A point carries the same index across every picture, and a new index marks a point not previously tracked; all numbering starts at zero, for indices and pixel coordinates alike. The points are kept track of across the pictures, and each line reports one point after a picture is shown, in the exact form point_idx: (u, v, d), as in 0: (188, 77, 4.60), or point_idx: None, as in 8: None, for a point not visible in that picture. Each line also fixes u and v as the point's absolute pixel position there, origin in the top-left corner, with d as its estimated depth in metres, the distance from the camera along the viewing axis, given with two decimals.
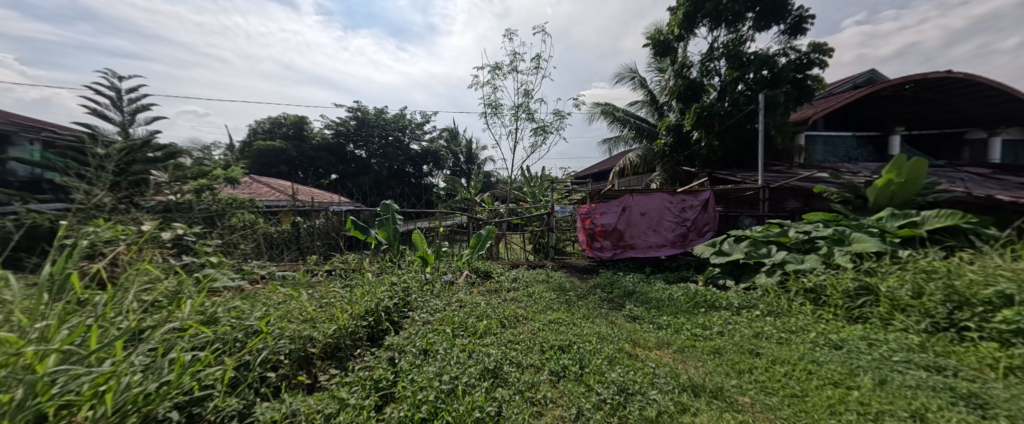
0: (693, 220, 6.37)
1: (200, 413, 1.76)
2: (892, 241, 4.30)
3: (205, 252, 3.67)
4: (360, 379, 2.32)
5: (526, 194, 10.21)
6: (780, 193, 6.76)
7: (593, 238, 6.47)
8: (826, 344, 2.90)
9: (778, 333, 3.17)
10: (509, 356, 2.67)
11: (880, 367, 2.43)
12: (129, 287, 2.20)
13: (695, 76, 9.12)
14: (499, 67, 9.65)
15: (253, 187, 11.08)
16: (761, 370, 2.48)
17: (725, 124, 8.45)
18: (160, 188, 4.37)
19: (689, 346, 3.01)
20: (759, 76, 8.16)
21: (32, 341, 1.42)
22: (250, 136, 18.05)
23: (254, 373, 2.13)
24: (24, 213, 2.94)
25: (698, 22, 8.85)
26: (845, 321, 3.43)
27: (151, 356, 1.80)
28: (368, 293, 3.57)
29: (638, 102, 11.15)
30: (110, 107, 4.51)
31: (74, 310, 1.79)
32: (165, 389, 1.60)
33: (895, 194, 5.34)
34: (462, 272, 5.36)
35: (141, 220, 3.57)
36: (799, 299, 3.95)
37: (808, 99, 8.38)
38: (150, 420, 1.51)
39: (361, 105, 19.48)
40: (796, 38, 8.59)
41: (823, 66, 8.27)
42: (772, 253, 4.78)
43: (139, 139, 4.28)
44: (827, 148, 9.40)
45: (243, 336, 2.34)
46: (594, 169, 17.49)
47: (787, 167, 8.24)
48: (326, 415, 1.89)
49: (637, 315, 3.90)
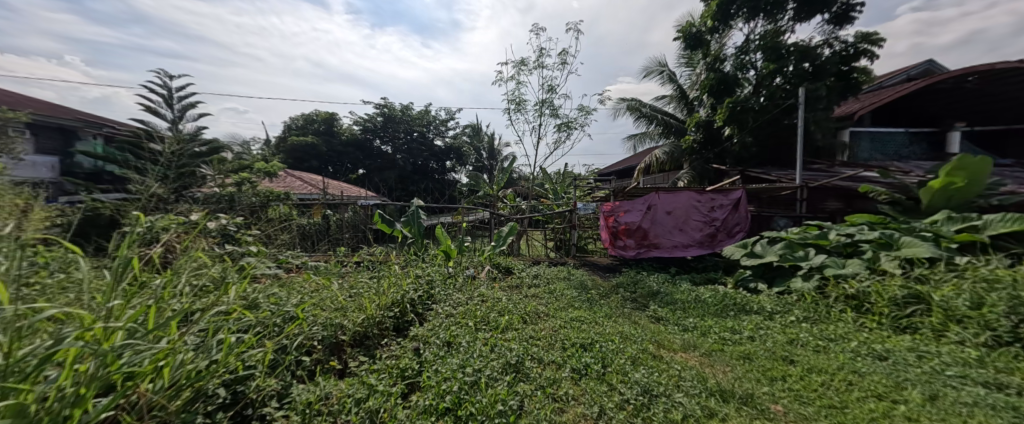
0: (722, 220, 6.16)
1: (243, 391, 1.88)
2: (948, 246, 3.96)
3: (245, 242, 3.88)
4: (387, 367, 2.41)
5: (548, 190, 10.13)
6: (819, 192, 6.37)
7: (616, 236, 6.33)
8: (869, 355, 2.72)
9: (815, 340, 3.01)
10: (531, 352, 2.68)
11: (931, 381, 2.25)
12: (183, 272, 2.37)
13: (729, 69, 8.72)
14: (525, 62, 9.61)
15: (287, 180, 11.66)
16: (796, 379, 2.36)
17: (760, 120, 8.09)
18: (205, 182, 4.67)
19: (717, 350, 2.92)
20: (799, 70, 7.73)
21: (103, 317, 1.57)
22: (284, 132, 19.01)
23: (291, 356, 2.25)
24: (88, 201, 3.25)
25: (733, 14, 8.43)
26: (891, 330, 3.20)
27: (202, 336, 1.94)
28: (394, 285, 3.69)
29: (665, 97, 10.78)
30: (163, 105, 4.87)
31: (138, 293, 1.94)
32: (214, 367, 1.73)
33: (951, 197, 4.93)
34: (484, 267, 5.42)
35: (191, 209, 3.86)
36: (839, 306, 3.70)
37: (854, 92, 7.84)
38: (201, 395, 1.67)
39: (387, 101, 19.89)
40: (841, 28, 8.06)
41: (872, 57, 7.71)
42: (810, 256, 4.51)
43: (187, 135, 4.58)
44: (873, 145, 8.78)
45: (280, 321, 2.48)
46: (617, 166, 17.15)
47: (829, 165, 7.76)
48: (356, 399, 1.99)
49: (662, 316, 3.81)
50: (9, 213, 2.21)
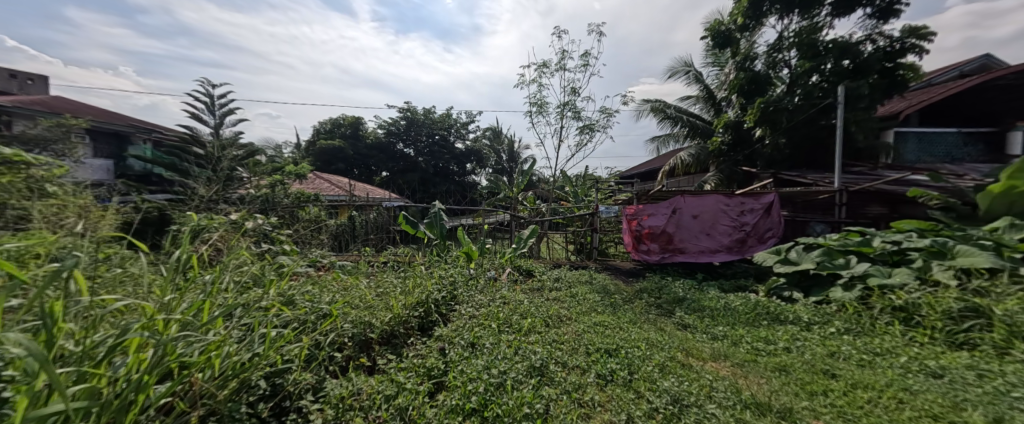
0: (753, 225, 5.92)
1: (282, 384, 1.97)
2: (1011, 256, 3.64)
3: (279, 241, 4.07)
4: (414, 365, 2.45)
5: (568, 193, 10.05)
6: (861, 196, 6.01)
7: (639, 240, 6.20)
8: (921, 371, 2.53)
9: (860, 354, 2.83)
10: (555, 356, 2.66)
11: (994, 402, 2.07)
12: (228, 269, 2.51)
13: (761, 68, 8.41)
14: (547, 64, 9.61)
15: (315, 182, 12.15)
16: (839, 394, 2.23)
17: (794, 120, 7.72)
18: (243, 184, 4.93)
19: (750, 361, 2.80)
20: (838, 67, 7.35)
21: (162, 310, 1.70)
22: (313, 136, 19.83)
23: (325, 352, 2.33)
24: (141, 202, 3.50)
25: (765, 11, 8.14)
26: (945, 346, 2.96)
27: (245, 330, 2.05)
28: (418, 285, 3.77)
29: (691, 98, 10.49)
30: (206, 111, 5.19)
31: (189, 288, 2.08)
32: (257, 359, 1.83)
33: (1016, 201, 4.49)
34: (505, 269, 5.44)
35: (231, 210, 4.09)
36: (885, 318, 3.47)
37: (899, 90, 7.38)
38: (245, 385, 1.77)
39: (410, 105, 20.36)
40: (885, 22, 7.61)
41: (920, 53, 7.23)
42: (851, 264, 4.26)
43: (226, 140, 4.88)
44: (921, 146, 8.20)
45: (315, 318, 2.58)
46: (639, 169, 16.82)
47: (871, 167, 7.31)
48: (386, 396, 2.04)
49: (688, 324, 3.69)
50: (81, 211, 2.42)
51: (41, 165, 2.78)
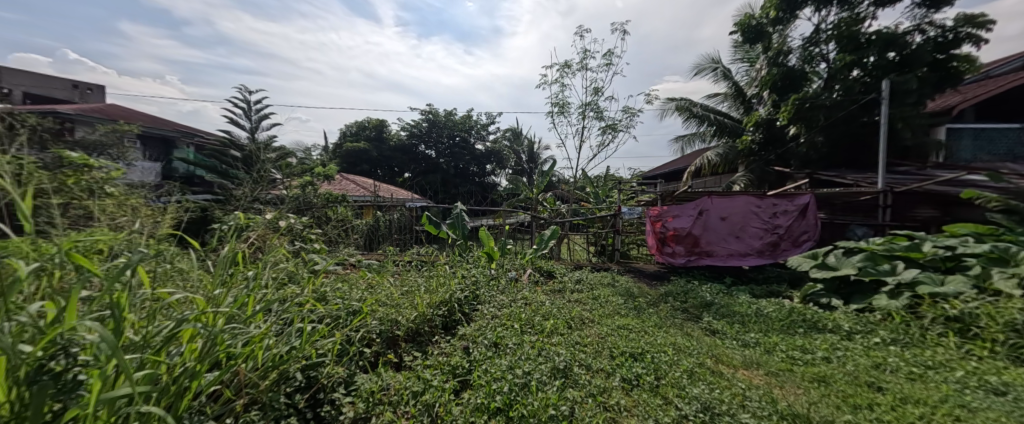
0: (786, 227, 5.64)
1: (316, 377, 2.06)
2: None
3: (310, 240, 4.24)
4: (439, 363, 2.49)
5: (589, 194, 9.94)
6: (908, 198, 5.61)
7: (664, 242, 6.05)
8: (980, 388, 2.33)
9: (909, 367, 2.65)
10: (579, 358, 2.64)
11: None
12: (267, 266, 2.65)
13: (795, 63, 8.02)
14: (568, 64, 9.54)
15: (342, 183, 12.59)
16: (886, 409, 2.09)
17: (832, 117, 7.32)
18: (277, 185, 5.19)
19: (786, 370, 2.67)
20: (882, 60, 6.91)
21: (211, 303, 1.81)
22: (340, 139, 20.55)
23: (355, 347, 2.41)
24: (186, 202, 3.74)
25: (800, 3, 7.77)
26: (1008, 361, 2.71)
27: (283, 324, 2.16)
28: (442, 284, 3.83)
29: (718, 95, 10.15)
30: (244, 116, 5.48)
31: (234, 284, 2.21)
32: (294, 352, 1.92)
33: None
34: (526, 270, 5.44)
35: (266, 209, 4.30)
36: (938, 329, 3.22)
37: (952, 82, 6.85)
38: (283, 377, 1.86)
39: (432, 107, 20.71)
40: (936, 10, 7.09)
41: (977, 42, 6.68)
42: (897, 270, 3.98)
43: (261, 143, 5.14)
44: (977, 144, 7.56)
45: (345, 314, 2.67)
46: (662, 169, 16.39)
47: (919, 166, 6.81)
48: (413, 392, 2.08)
49: (717, 329, 3.57)
50: (137, 210, 2.62)
51: (101, 168, 3.02)
